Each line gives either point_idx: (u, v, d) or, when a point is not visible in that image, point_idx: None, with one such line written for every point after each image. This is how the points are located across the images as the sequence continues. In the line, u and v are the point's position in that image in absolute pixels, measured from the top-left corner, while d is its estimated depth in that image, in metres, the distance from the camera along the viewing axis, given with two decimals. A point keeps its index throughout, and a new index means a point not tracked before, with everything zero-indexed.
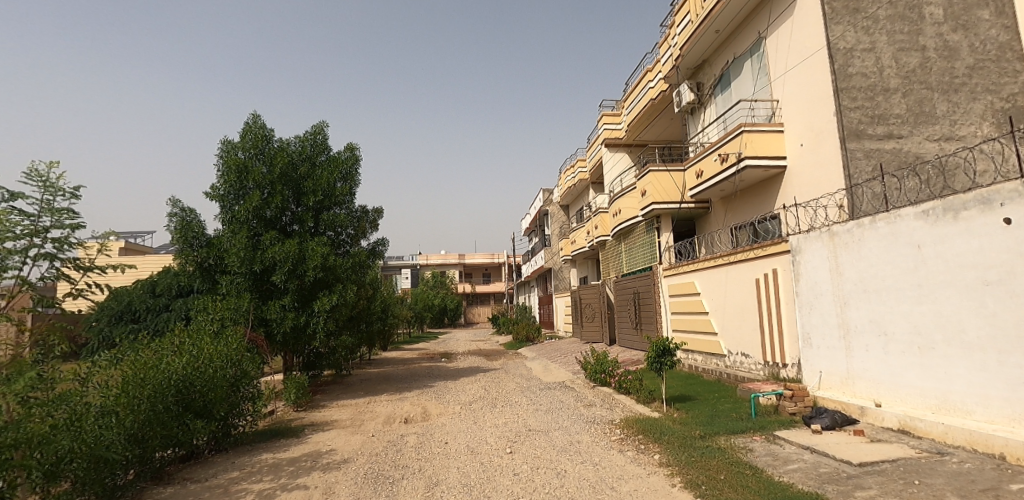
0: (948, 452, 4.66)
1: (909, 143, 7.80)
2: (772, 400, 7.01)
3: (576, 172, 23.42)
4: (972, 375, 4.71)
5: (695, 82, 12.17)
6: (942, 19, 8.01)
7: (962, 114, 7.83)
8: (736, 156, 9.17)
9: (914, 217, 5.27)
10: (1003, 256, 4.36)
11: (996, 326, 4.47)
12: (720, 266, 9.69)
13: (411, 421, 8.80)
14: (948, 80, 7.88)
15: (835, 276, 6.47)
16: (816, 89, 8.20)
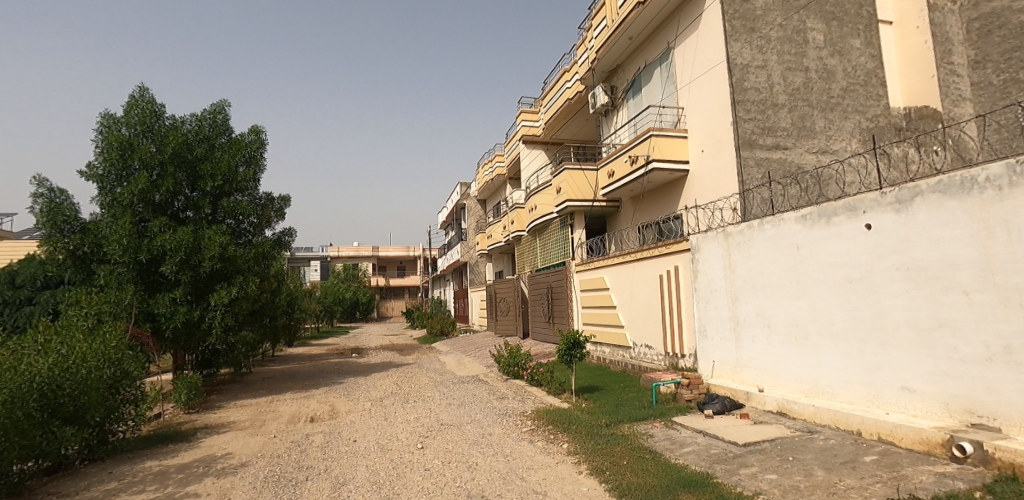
0: (817, 430, 5.22)
1: (793, 154, 8.62)
2: (671, 388, 7.41)
3: (494, 167, 23.37)
4: (838, 362, 5.31)
5: (610, 85, 12.54)
6: (823, 44, 8.99)
7: (836, 131, 8.88)
8: (645, 158, 9.61)
9: (795, 221, 5.82)
10: (864, 257, 4.95)
11: (858, 318, 5.07)
12: (628, 262, 10.12)
13: (317, 420, 8.20)
14: (826, 99, 8.89)
15: (728, 272, 6.99)
16: (716, 100, 8.81)
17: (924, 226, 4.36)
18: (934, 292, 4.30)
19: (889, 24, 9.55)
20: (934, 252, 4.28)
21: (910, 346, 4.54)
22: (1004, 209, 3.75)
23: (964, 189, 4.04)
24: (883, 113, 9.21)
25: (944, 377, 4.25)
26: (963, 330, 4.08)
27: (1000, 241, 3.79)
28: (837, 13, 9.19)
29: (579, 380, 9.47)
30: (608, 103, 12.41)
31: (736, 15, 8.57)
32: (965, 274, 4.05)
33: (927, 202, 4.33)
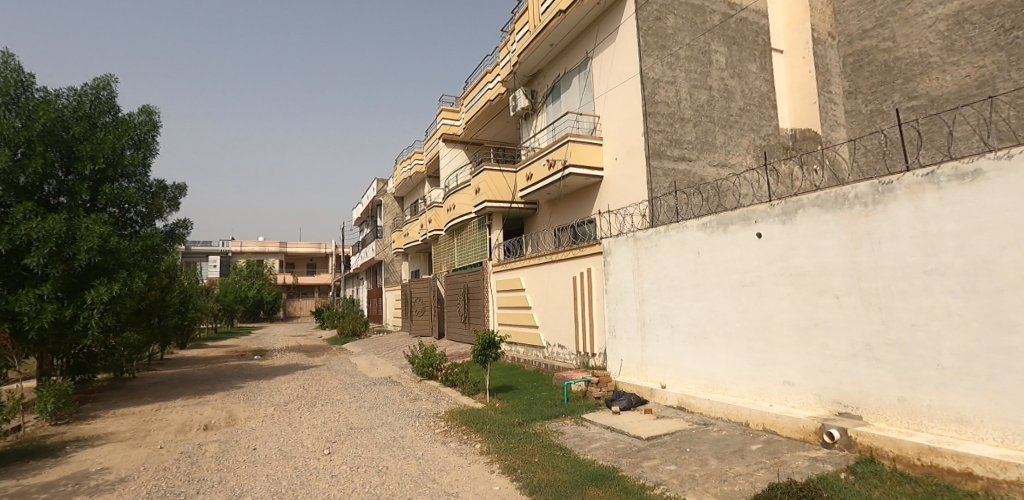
0: (711, 423, 5.59)
1: (697, 166, 9.26)
2: (581, 386, 7.56)
3: (412, 164, 22.75)
4: (731, 359, 5.75)
5: (530, 89, 12.67)
6: (724, 67, 9.78)
7: (733, 147, 9.70)
8: (562, 162, 9.81)
9: (697, 228, 6.23)
10: (755, 263, 5.41)
11: (748, 318, 5.52)
12: (543, 263, 10.26)
13: (211, 428, 7.35)
14: (726, 117, 9.68)
15: (637, 275, 7.32)
16: (630, 111, 9.23)
17: (804, 237, 4.85)
18: (811, 295, 4.79)
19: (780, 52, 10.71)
20: (812, 259, 4.78)
21: (791, 344, 5.02)
22: (868, 223, 4.29)
23: (838, 204, 4.55)
24: (773, 133, 10.23)
25: (817, 371, 4.75)
26: (833, 329, 4.59)
27: (865, 251, 4.32)
28: (737, 38, 10.06)
29: (494, 380, 9.42)
30: (529, 107, 12.54)
31: (650, 32, 9.05)
32: (837, 279, 4.56)
33: (808, 215, 4.82)
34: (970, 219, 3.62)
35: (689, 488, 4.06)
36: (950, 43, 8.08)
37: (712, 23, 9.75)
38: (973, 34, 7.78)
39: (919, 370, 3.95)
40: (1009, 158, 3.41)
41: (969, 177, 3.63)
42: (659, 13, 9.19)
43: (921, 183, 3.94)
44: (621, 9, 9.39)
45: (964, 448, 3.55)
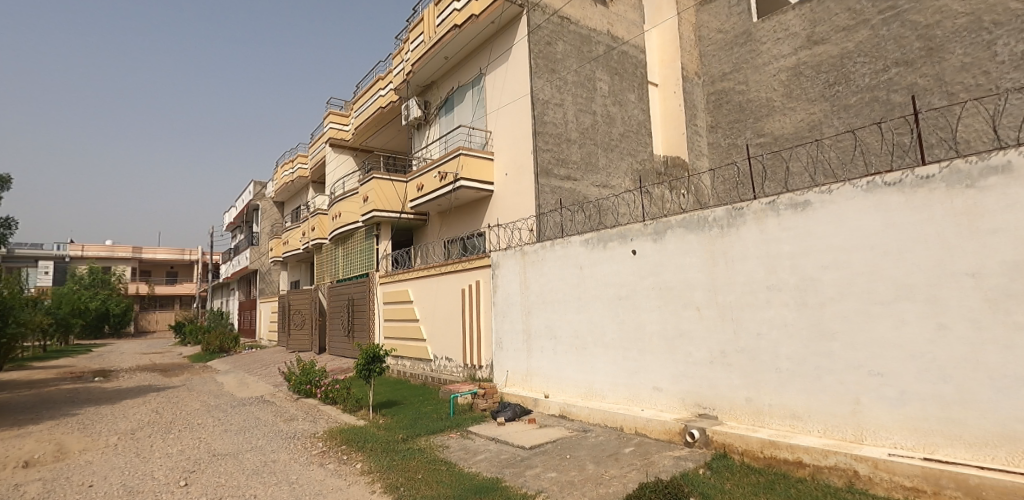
0: (589, 429, 5.79)
1: (581, 185, 9.78)
2: (468, 399, 7.33)
3: (295, 167, 21.14)
4: (608, 368, 6.05)
5: (423, 100, 12.48)
6: (607, 95, 10.54)
7: (613, 170, 10.43)
8: (453, 175, 9.74)
9: (579, 244, 6.50)
10: (630, 277, 5.79)
11: (624, 329, 5.86)
12: (433, 275, 9.94)
13: (32, 465, 5.97)
14: (607, 141, 10.40)
15: (524, 288, 7.44)
16: (520, 129, 9.50)
17: (672, 254, 5.30)
18: (677, 307, 5.24)
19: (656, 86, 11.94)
20: (679, 275, 5.23)
21: (659, 352, 5.43)
22: (724, 244, 4.82)
23: (699, 226, 5.06)
24: (648, 159, 11.19)
25: (682, 377, 5.18)
26: (695, 338, 5.06)
27: (720, 268, 4.86)
28: (618, 69, 10.91)
29: (377, 396, 8.95)
30: (421, 118, 12.33)
31: (540, 55, 9.45)
32: (698, 293, 5.04)
33: (675, 234, 5.27)
34: (802, 242, 4.29)
35: (568, 493, 4.17)
36: (787, 93, 9.56)
37: (596, 53, 10.47)
38: (803, 86, 9.29)
39: (763, 373, 4.53)
40: (829, 193, 4.14)
41: (801, 206, 4.31)
42: (549, 39, 9.64)
43: (764, 210, 4.55)
44: (514, 31, 9.68)
45: (796, 440, 4.15)
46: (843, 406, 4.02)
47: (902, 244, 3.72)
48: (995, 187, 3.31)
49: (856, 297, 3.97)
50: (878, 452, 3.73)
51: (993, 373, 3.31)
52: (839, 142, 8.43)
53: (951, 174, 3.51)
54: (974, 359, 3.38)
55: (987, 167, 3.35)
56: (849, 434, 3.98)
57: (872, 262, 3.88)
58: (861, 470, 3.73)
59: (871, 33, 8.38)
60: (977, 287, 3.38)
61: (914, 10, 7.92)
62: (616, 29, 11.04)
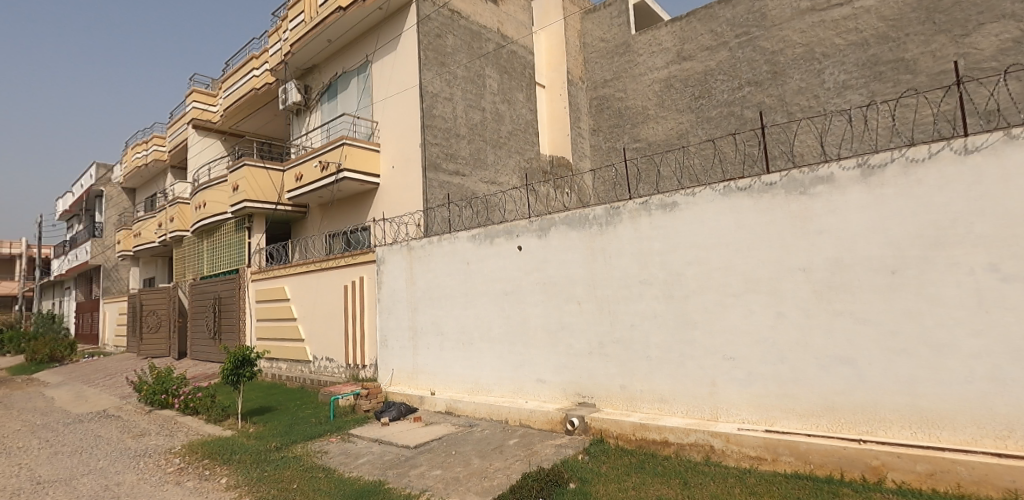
0: (475, 423, 5.74)
1: (469, 181, 9.75)
2: (349, 401, 6.94)
3: (150, 150, 18.67)
4: (495, 363, 6.00)
5: (303, 84, 11.68)
6: (496, 93, 10.69)
7: (502, 167, 10.56)
8: (336, 165, 9.20)
9: (466, 240, 6.29)
10: (516, 273, 5.79)
11: (510, 324, 5.86)
12: (312, 271, 9.09)
13: None
14: (496, 138, 10.53)
15: (409, 284, 6.99)
16: (408, 123, 9.17)
17: (556, 250, 5.44)
18: (559, 301, 5.42)
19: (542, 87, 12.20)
20: (562, 270, 5.40)
21: (543, 345, 5.57)
22: (603, 241, 5.08)
23: (581, 224, 5.26)
24: (535, 157, 11.52)
25: (564, 368, 5.38)
26: (576, 331, 5.29)
27: (599, 264, 5.11)
28: (507, 68, 11.12)
29: (247, 402, 8.19)
30: (302, 103, 11.55)
31: (430, 47, 9.29)
32: (579, 288, 5.27)
33: (559, 231, 5.42)
34: (670, 239, 4.64)
35: (453, 490, 4.14)
36: (660, 102, 10.36)
37: (486, 50, 10.56)
38: (673, 97, 10.15)
39: (635, 362, 4.85)
40: (693, 196, 4.52)
41: (669, 207, 4.65)
42: (439, 31, 9.53)
43: (638, 210, 4.85)
44: (403, 20, 9.43)
45: (663, 421, 4.51)
46: (702, 388, 4.45)
47: (751, 243, 4.22)
48: (822, 194, 3.92)
49: (714, 290, 4.40)
50: (730, 427, 4.20)
51: (818, 353, 3.92)
52: (703, 150, 9.36)
53: (790, 182, 4.06)
54: (805, 342, 3.97)
55: (816, 178, 3.96)
56: (707, 413, 4.42)
57: (728, 259, 4.33)
58: (716, 444, 4.18)
59: (729, 54, 9.45)
60: (807, 280, 3.97)
61: (763, 38, 9.08)
62: (505, 29, 11.22)
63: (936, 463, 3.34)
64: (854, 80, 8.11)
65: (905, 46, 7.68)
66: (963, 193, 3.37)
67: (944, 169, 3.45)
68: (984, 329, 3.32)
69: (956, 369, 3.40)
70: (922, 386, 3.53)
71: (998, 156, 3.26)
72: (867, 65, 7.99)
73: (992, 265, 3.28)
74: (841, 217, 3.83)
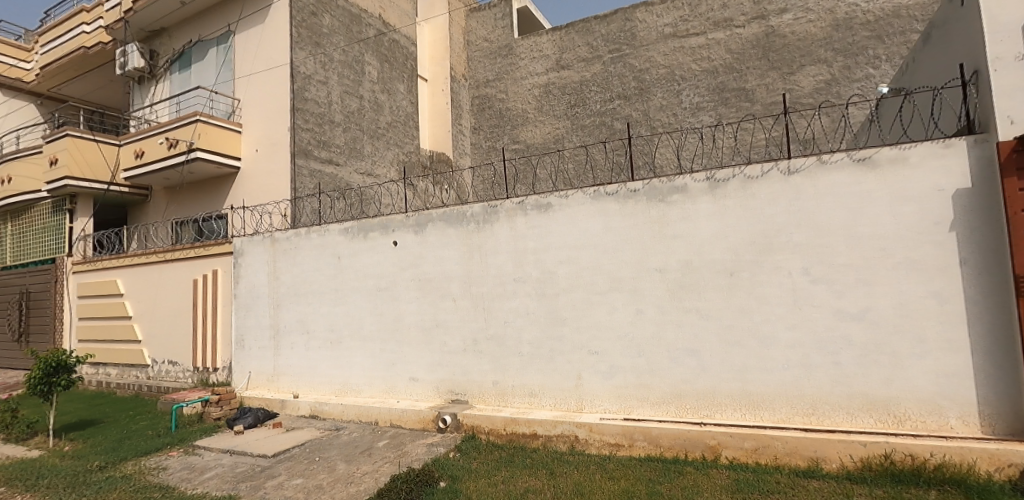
0: (342, 427, 5.45)
1: (343, 171, 9.02)
2: (196, 408, 6.20)
3: None
4: (365, 362, 5.75)
5: (149, 49, 10.22)
6: (376, 81, 10.12)
7: (380, 159, 9.94)
8: (187, 144, 7.90)
9: (338, 233, 5.91)
10: (391, 269, 5.58)
11: (383, 321, 5.63)
12: (153, 263, 7.99)
13: None
14: (374, 128, 9.92)
15: (272, 278, 6.42)
16: (278, 104, 8.17)
17: (432, 247, 5.35)
18: (434, 298, 5.34)
19: (425, 81, 11.76)
20: (438, 266, 5.32)
21: (416, 343, 5.44)
22: (480, 238, 5.11)
23: (459, 220, 5.24)
24: (414, 151, 11.03)
25: (437, 366, 5.31)
26: (450, 328, 5.26)
27: (475, 261, 5.14)
28: (388, 56, 10.61)
29: (61, 416, 6.92)
30: (146, 70, 10.09)
31: (303, 24, 8.46)
32: (454, 285, 5.24)
33: (436, 227, 5.34)
34: (543, 239, 4.82)
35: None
36: (538, 107, 10.84)
37: (366, 35, 9.97)
38: (551, 103, 10.67)
39: (507, 358, 4.96)
40: (566, 198, 4.73)
41: (545, 208, 4.82)
42: (314, 9, 8.77)
43: (515, 209, 4.96)
44: None
45: (532, 415, 4.66)
46: (569, 381, 4.67)
47: (616, 244, 4.51)
48: (677, 202, 4.32)
49: (583, 288, 4.64)
50: (593, 418, 4.45)
51: (669, 346, 4.31)
52: (576, 155, 9.94)
53: (651, 189, 4.42)
54: (659, 336, 4.34)
55: (673, 188, 4.34)
56: (573, 405, 4.65)
57: (595, 259, 4.59)
58: (580, 434, 4.40)
59: (602, 67, 10.14)
60: (662, 280, 4.35)
61: (632, 55, 9.86)
62: (388, 16, 10.71)
63: (759, 440, 3.85)
64: (705, 102, 9.19)
65: (745, 78, 8.93)
66: (786, 206, 3.98)
67: (773, 185, 4.03)
68: (797, 323, 3.93)
69: (776, 357, 3.99)
70: (750, 374, 4.06)
71: (812, 178, 3.92)
72: (716, 90, 9.12)
73: (806, 269, 3.91)
74: (693, 224, 4.25)
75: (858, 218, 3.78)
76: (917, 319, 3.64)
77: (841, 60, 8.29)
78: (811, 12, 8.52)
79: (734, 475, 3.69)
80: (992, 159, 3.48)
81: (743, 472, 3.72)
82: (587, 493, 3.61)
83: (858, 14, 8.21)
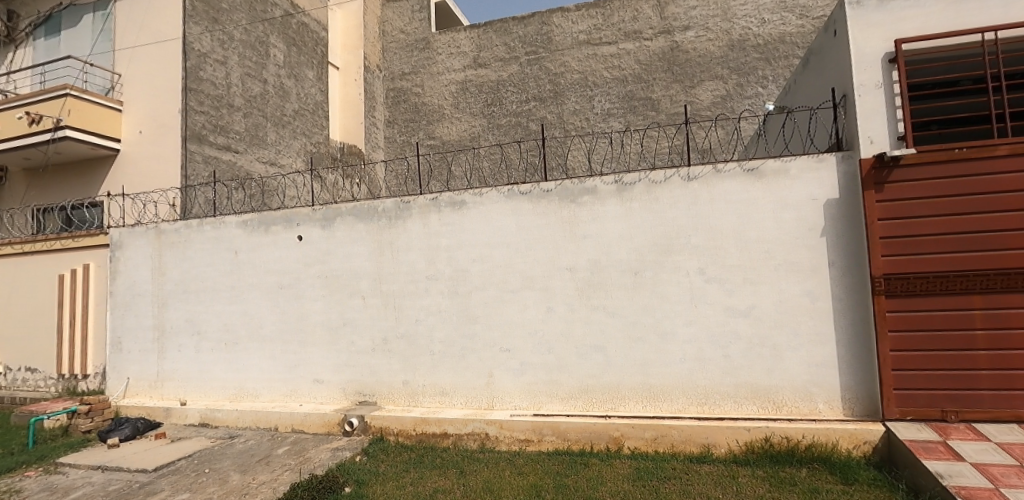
0: (236, 435, 5.06)
1: (243, 159, 8.10)
2: (58, 422, 5.45)
3: None
4: (263, 364, 5.39)
5: (7, 9, 8.85)
6: (282, 64, 9.23)
7: (284, 148, 9.08)
8: (54, 122, 6.83)
9: (236, 225, 5.49)
10: (295, 266, 5.28)
11: (284, 321, 5.32)
12: (10, 257, 6.95)
13: None
14: (279, 115, 9.05)
15: (157, 275, 5.84)
16: (167, 82, 7.15)
17: (341, 243, 5.13)
18: (342, 297, 5.12)
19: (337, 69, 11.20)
20: (346, 263, 5.11)
21: (321, 343, 5.19)
22: (391, 235, 4.98)
23: (369, 216, 5.06)
24: (323, 142, 10.25)
25: (344, 367, 5.10)
26: (359, 327, 5.06)
27: (386, 258, 4.99)
28: (295, 40, 9.72)
29: None
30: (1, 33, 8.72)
31: None
32: (364, 283, 5.06)
33: (344, 222, 5.12)
34: (456, 237, 4.78)
35: None
36: (454, 104, 10.84)
37: (272, 14, 9.06)
38: (467, 101, 10.73)
39: (418, 357, 4.87)
40: (481, 196, 4.73)
41: (458, 205, 4.79)
42: None
43: (428, 205, 4.88)
44: None
45: (442, 414, 4.61)
46: (480, 379, 4.67)
47: (528, 242, 4.59)
48: (587, 204, 4.47)
49: (495, 286, 4.66)
50: (504, 415, 4.48)
51: (578, 343, 4.44)
52: (492, 154, 10.04)
53: (563, 190, 4.53)
54: (568, 333, 4.46)
55: (583, 189, 4.48)
56: (483, 403, 4.66)
57: (508, 257, 4.63)
58: (490, 431, 4.41)
59: (519, 68, 10.36)
60: (572, 278, 4.48)
61: (547, 59, 10.18)
62: None
63: (658, 430, 4.08)
64: (615, 109, 9.68)
65: (652, 88, 9.51)
66: (685, 210, 4.25)
67: (675, 190, 4.28)
68: (692, 319, 4.21)
69: (674, 352, 4.24)
70: (650, 367, 4.29)
71: (707, 184, 4.21)
72: (626, 98, 9.63)
73: (701, 269, 4.20)
74: (601, 225, 4.42)
75: (746, 223, 4.12)
76: (794, 315, 4.03)
77: (734, 77, 9.12)
78: (710, 31, 9.28)
79: (635, 465, 3.88)
80: (855, 174, 3.96)
81: (643, 461, 3.92)
82: (495, 489, 3.61)
83: (750, 37, 9.09)
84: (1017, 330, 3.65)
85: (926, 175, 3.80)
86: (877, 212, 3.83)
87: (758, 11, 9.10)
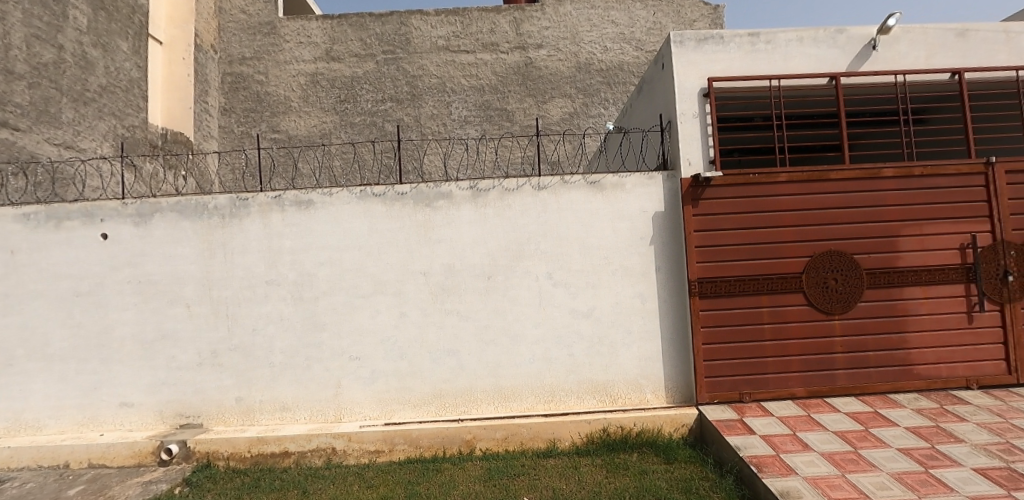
0: (8, 478, 4.10)
1: (27, 140, 6.08)
2: None
3: None
4: (49, 388, 4.46)
5: None
6: (84, 28, 7.19)
7: (85, 129, 7.11)
8: None
9: (12, 219, 4.46)
10: (97, 269, 4.47)
11: (80, 335, 4.47)
12: None
13: None
14: (78, 89, 7.03)
15: None
16: None
17: (159, 243, 4.48)
18: (160, 305, 4.46)
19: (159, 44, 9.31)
20: (166, 267, 4.47)
21: (131, 360, 4.46)
22: (224, 235, 4.47)
23: (196, 213, 4.49)
24: (139, 125, 8.33)
25: (161, 386, 4.44)
26: (182, 340, 4.45)
27: (217, 262, 4.47)
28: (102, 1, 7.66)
29: None
30: None
31: None
32: (189, 289, 4.47)
33: (164, 219, 4.48)
34: (301, 239, 4.46)
35: None
36: (303, 97, 10.20)
37: None
38: (318, 94, 10.15)
39: (255, 370, 4.43)
40: (329, 196, 4.47)
41: (305, 205, 4.47)
42: None
43: (269, 204, 4.48)
44: None
45: (283, 431, 4.26)
46: (327, 390, 4.41)
47: (380, 246, 4.46)
48: (442, 208, 4.48)
49: (344, 291, 4.44)
50: (353, 426, 4.29)
51: (431, 348, 4.42)
52: (344, 153, 9.68)
53: (418, 194, 4.49)
54: (421, 338, 4.42)
55: (438, 193, 4.49)
56: (331, 416, 4.42)
57: (359, 261, 4.45)
58: (337, 445, 4.18)
59: (375, 66, 10.11)
60: (425, 282, 4.45)
61: (405, 60, 10.08)
62: None
63: (508, 429, 4.22)
64: (472, 117, 9.95)
65: (507, 99, 9.96)
66: (536, 218, 4.48)
67: (526, 198, 4.49)
68: (541, 321, 4.44)
69: (524, 353, 4.43)
70: (501, 369, 4.43)
71: (555, 194, 4.50)
72: (482, 107, 9.95)
73: (548, 274, 4.46)
74: (456, 230, 4.47)
75: (588, 232, 4.48)
76: (627, 316, 4.47)
77: (581, 97, 9.97)
78: (561, 52, 10.02)
79: (486, 465, 3.97)
80: (678, 191, 4.54)
81: (493, 461, 4.03)
82: None
83: (595, 61, 10.02)
84: (791, 323, 4.48)
85: (729, 194, 4.50)
86: (693, 225, 4.45)
87: (601, 39, 10.08)
